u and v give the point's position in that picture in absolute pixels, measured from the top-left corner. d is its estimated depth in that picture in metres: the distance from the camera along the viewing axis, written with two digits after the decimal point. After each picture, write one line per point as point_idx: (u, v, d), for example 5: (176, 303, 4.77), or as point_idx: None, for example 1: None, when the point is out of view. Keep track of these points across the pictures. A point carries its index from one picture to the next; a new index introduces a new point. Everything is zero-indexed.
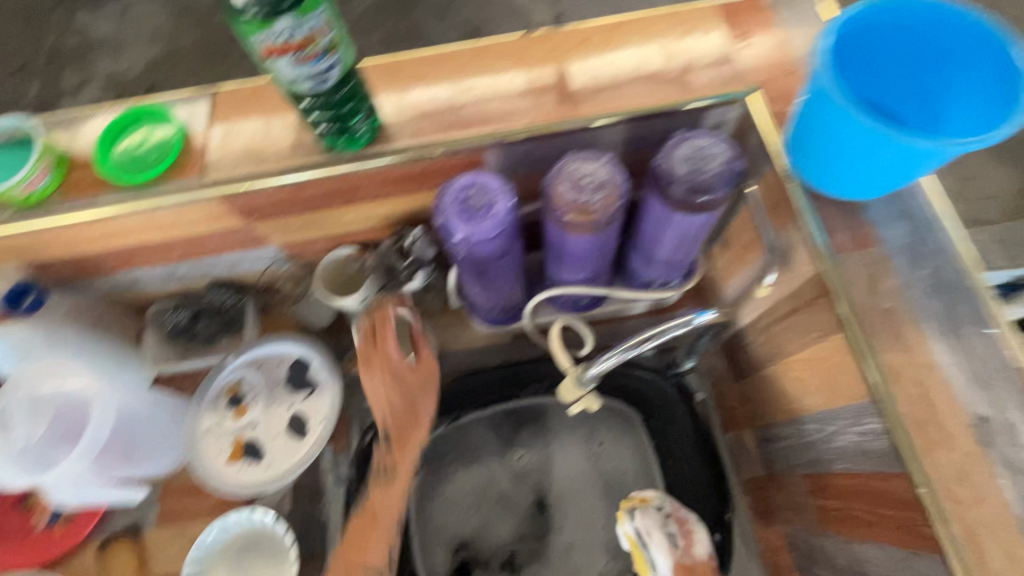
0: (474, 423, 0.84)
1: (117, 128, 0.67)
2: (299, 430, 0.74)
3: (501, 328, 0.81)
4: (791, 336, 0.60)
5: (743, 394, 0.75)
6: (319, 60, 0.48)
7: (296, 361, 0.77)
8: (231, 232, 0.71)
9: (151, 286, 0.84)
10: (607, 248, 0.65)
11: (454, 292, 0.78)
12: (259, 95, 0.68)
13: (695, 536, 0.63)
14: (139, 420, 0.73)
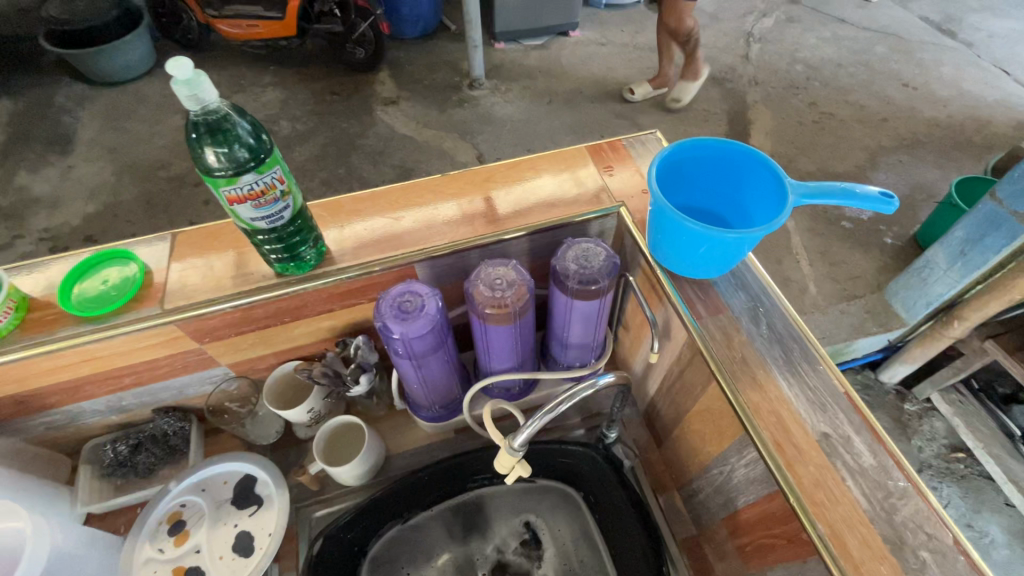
0: (421, 523, 0.88)
1: (80, 271, 0.74)
2: (244, 548, 0.74)
3: (443, 423, 0.87)
4: (685, 393, 0.72)
5: (666, 458, 0.84)
6: (275, 203, 0.60)
7: (243, 478, 0.80)
8: (183, 355, 0.77)
9: (92, 419, 0.85)
10: (526, 337, 0.77)
11: (397, 393, 0.86)
12: (216, 233, 0.78)
13: None
14: (67, 565, 0.69)
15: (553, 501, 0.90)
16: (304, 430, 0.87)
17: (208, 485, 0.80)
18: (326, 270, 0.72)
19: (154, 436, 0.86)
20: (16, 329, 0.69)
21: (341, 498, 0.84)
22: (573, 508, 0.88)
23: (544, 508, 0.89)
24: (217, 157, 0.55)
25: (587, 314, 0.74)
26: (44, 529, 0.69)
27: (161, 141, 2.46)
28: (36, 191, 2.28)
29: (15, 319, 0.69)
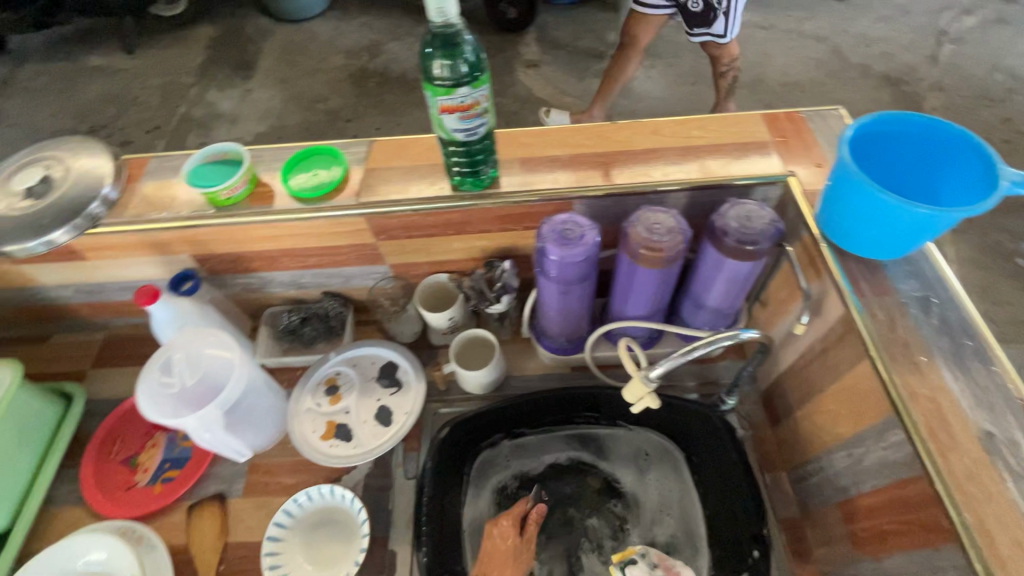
0: (532, 442, 0.93)
1: (296, 159, 0.87)
2: (384, 419, 0.87)
3: (564, 357, 0.93)
4: (824, 372, 0.71)
5: (780, 438, 0.84)
6: (476, 120, 0.67)
7: (387, 364, 0.93)
8: (360, 247, 0.89)
9: (276, 289, 1.01)
10: (667, 288, 0.79)
11: (527, 320, 0.93)
12: (403, 145, 0.88)
13: None
14: (256, 394, 0.85)
15: (662, 458, 0.90)
16: (438, 336, 0.98)
17: (358, 362, 0.94)
18: (495, 191, 0.79)
19: (319, 314, 1.00)
20: (247, 198, 0.84)
21: (462, 402, 0.93)
22: (680, 469, 0.88)
23: (646, 457, 0.90)
24: (443, 69, 0.63)
25: (733, 275, 0.75)
26: (248, 361, 0.81)
27: (325, 76, 2.72)
28: (222, 107, 2.62)
29: (248, 189, 0.84)
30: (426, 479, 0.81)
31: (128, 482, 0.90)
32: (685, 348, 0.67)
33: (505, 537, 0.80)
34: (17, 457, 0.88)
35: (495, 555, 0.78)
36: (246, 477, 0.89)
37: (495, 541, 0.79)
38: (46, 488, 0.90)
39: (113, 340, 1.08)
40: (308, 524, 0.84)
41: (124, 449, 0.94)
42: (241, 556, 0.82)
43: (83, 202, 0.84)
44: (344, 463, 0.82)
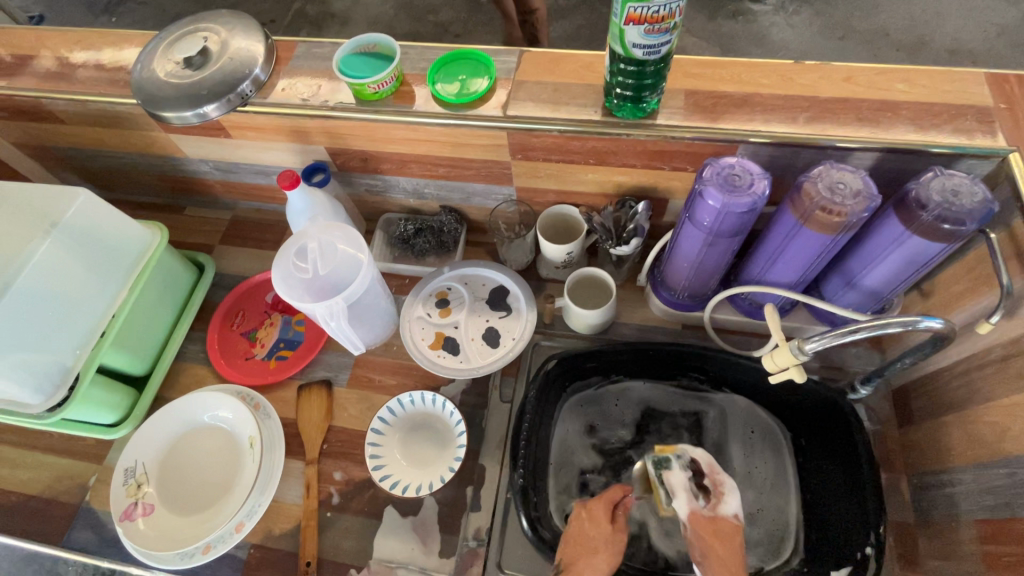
0: (631, 392, 0.91)
1: (442, 62, 0.83)
2: (492, 340, 0.89)
3: (680, 312, 0.89)
4: (1000, 380, 0.62)
5: (908, 439, 0.77)
6: (662, 36, 0.60)
7: (498, 288, 0.93)
8: (492, 164, 0.86)
9: (396, 196, 1.01)
10: (824, 258, 0.72)
11: (648, 269, 0.89)
12: (556, 60, 0.82)
13: (725, 498, 0.72)
14: (374, 294, 0.88)
15: (764, 439, 0.86)
16: (547, 269, 0.97)
17: (470, 281, 0.95)
18: (654, 122, 0.73)
19: (434, 228, 1.00)
20: (391, 96, 0.82)
21: (565, 338, 0.93)
22: (781, 453, 0.85)
23: (741, 430, 0.87)
24: None
25: (909, 258, 0.67)
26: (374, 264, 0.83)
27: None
28: (336, 7, 2.58)
29: (393, 87, 0.81)
30: (527, 413, 0.81)
31: (248, 352, 0.98)
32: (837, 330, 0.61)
33: (598, 526, 0.73)
34: (159, 312, 0.96)
35: (587, 541, 0.72)
36: (352, 370, 0.94)
37: (583, 525, 0.73)
38: (178, 345, 0.99)
39: (239, 222, 1.13)
40: (406, 425, 0.87)
41: (246, 322, 1.01)
42: (343, 441, 0.88)
43: (236, 80, 0.84)
44: (451, 374, 0.86)
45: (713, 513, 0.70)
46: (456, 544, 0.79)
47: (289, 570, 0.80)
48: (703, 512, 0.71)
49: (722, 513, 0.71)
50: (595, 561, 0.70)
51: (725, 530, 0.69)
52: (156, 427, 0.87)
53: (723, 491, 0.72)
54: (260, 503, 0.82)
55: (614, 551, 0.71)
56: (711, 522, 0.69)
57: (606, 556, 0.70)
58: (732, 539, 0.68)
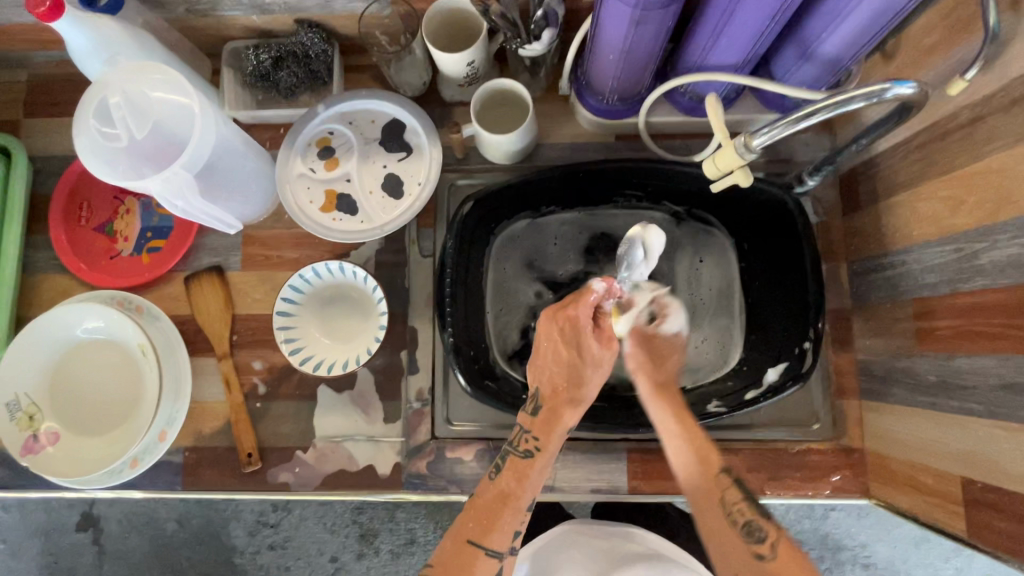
0: (570, 223, 0.83)
1: None
2: (395, 190, 0.73)
3: (610, 121, 0.75)
4: (964, 148, 0.55)
5: (852, 226, 0.73)
6: None
7: (391, 123, 0.75)
8: None
9: (231, 13, 0.75)
10: (777, 24, 0.57)
11: (568, 72, 0.72)
12: None
13: (669, 318, 0.69)
14: (230, 152, 0.69)
15: (710, 253, 0.81)
16: (450, 91, 0.79)
17: (355, 119, 0.75)
18: None
19: (296, 54, 0.76)
20: None
21: (483, 174, 0.79)
22: (727, 265, 0.80)
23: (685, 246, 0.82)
24: None
25: (881, 8, 0.53)
26: (210, 112, 0.62)
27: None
28: None
29: None
30: (448, 265, 0.71)
31: (110, 251, 0.81)
32: (791, 116, 0.50)
33: (575, 347, 0.65)
34: None
35: (558, 367, 0.64)
36: (242, 250, 0.79)
37: (559, 346, 0.64)
38: (18, 253, 0.80)
39: (37, 82, 0.85)
40: (320, 300, 0.78)
41: (96, 215, 0.82)
42: (253, 328, 0.78)
43: None
44: (352, 240, 0.71)
45: (652, 330, 0.69)
46: (400, 408, 0.76)
47: (231, 464, 0.76)
48: (647, 327, 0.68)
49: (665, 330, 0.69)
50: (577, 385, 0.65)
51: (660, 348, 0.69)
52: (25, 351, 0.73)
53: (668, 310, 0.69)
54: (180, 408, 0.75)
55: (594, 368, 0.65)
56: (646, 338, 0.68)
57: (593, 371, 0.64)
58: (667, 357, 0.68)
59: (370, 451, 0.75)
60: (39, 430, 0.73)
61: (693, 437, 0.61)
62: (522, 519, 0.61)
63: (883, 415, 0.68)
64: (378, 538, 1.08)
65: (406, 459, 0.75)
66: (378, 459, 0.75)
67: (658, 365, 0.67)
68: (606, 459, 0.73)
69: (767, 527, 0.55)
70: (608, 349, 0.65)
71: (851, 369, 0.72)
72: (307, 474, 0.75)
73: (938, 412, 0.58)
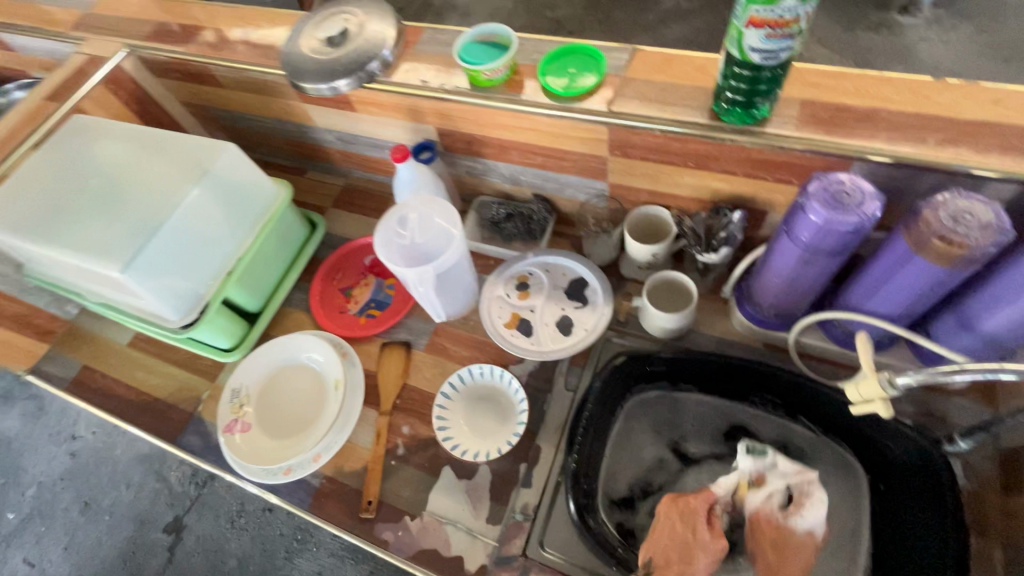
0: (709, 405, 0.89)
1: (554, 56, 0.85)
2: (564, 328, 0.92)
3: (763, 330, 0.87)
4: None
5: (1012, 509, 0.69)
6: (783, 40, 0.60)
7: (578, 280, 0.96)
8: (589, 158, 0.88)
9: (492, 180, 1.06)
10: (934, 294, 0.67)
11: (733, 282, 0.89)
12: (670, 61, 0.81)
13: (806, 510, 0.71)
14: (461, 271, 0.93)
15: (841, 486, 0.80)
16: (631, 270, 0.98)
17: (552, 268, 0.98)
18: (764, 130, 0.71)
19: (524, 215, 1.04)
20: (504, 85, 0.86)
21: (635, 337, 0.93)
22: (856, 500, 0.79)
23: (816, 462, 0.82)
24: None
25: None
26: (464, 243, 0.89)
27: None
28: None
29: (507, 76, 0.85)
30: (587, 404, 0.82)
31: (343, 308, 1.08)
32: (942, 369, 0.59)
33: (691, 522, 0.71)
34: (277, 259, 1.12)
35: (671, 543, 0.70)
36: (430, 336, 1.01)
37: (675, 524, 0.71)
38: (286, 292, 1.13)
39: (349, 188, 1.26)
40: (471, 395, 0.94)
41: (346, 281, 1.12)
42: (414, 399, 0.95)
43: (366, 59, 0.93)
44: (522, 354, 0.90)
45: (783, 520, 0.71)
46: (503, 514, 0.84)
47: (352, 505, 0.89)
48: (775, 516, 0.71)
49: (798, 524, 0.71)
50: (688, 561, 0.69)
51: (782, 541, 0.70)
52: (262, 357, 1.00)
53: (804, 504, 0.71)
54: (337, 441, 0.92)
55: (705, 553, 0.68)
56: (775, 528, 0.71)
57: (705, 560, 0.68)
58: (795, 551, 0.70)
59: (465, 543, 0.82)
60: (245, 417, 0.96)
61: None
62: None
63: None
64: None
65: (493, 564, 0.80)
66: (469, 554, 0.82)
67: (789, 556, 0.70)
68: None
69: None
70: (719, 543, 0.69)
71: None
72: (407, 540, 0.84)
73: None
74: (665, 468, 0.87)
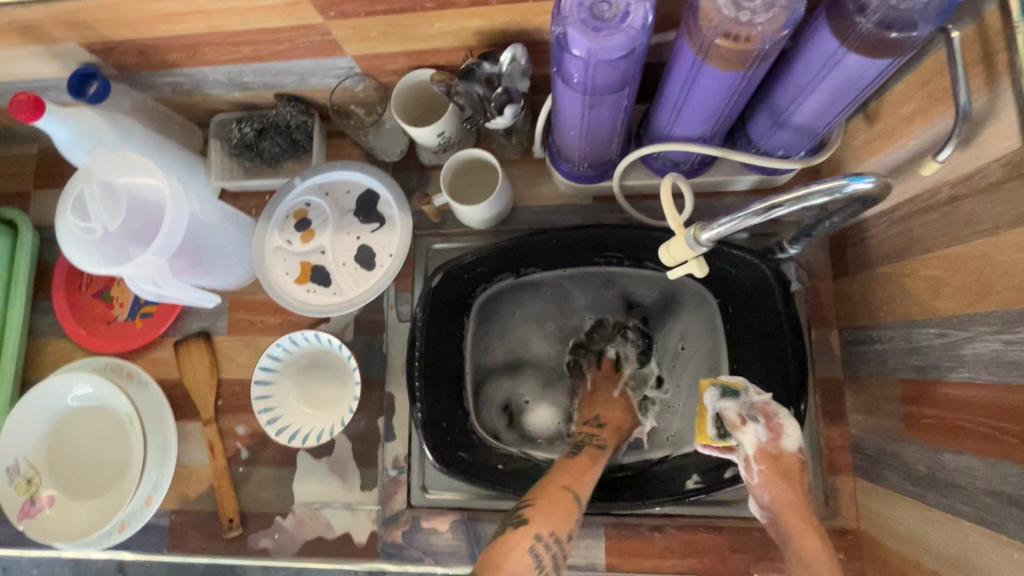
0: (599, 279, 0.82)
1: None
2: (367, 261, 0.72)
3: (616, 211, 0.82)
4: (944, 229, 0.51)
5: (842, 290, 0.69)
6: None
7: (365, 194, 0.75)
8: (358, 45, 0.65)
9: None
10: (732, 102, 0.56)
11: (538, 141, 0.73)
12: None
13: (786, 430, 0.59)
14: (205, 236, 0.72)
15: (702, 321, 0.79)
16: (428, 156, 0.79)
17: (331, 191, 0.75)
18: None
19: (279, 125, 0.78)
20: None
21: (461, 238, 0.79)
22: (712, 328, 0.78)
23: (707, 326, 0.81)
24: None
25: (845, 86, 0.51)
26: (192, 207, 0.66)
27: None
28: None
29: None
30: (416, 375, 0.68)
31: None
32: (763, 204, 0.45)
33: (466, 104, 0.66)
34: None
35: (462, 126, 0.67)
36: (226, 316, 0.82)
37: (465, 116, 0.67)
38: (25, 322, 0.84)
39: None
40: (297, 367, 0.78)
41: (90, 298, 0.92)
42: (237, 392, 0.80)
43: None
44: (324, 313, 0.70)
45: (776, 452, 0.58)
46: (376, 475, 0.76)
47: (216, 527, 0.77)
48: (768, 448, 0.58)
49: (785, 447, 0.58)
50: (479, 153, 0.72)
51: (792, 467, 0.58)
52: (24, 413, 0.75)
53: (781, 423, 0.59)
54: (165, 474, 0.77)
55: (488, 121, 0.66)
56: (775, 462, 0.58)
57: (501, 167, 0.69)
58: (799, 477, 0.58)
59: (346, 518, 0.75)
60: (38, 492, 0.75)
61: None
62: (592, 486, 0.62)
63: (878, 498, 0.63)
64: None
65: (381, 528, 0.74)
66: (354, 527, 0.75)
67: (795, 488, 0.58)
68: (581, 535, 0.71)
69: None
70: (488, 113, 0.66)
71: (844, 444, 0.68)
72: (286, 540, 0.75)
73: (1001, 543, 0.46)
74: (553, 361, 0.84)
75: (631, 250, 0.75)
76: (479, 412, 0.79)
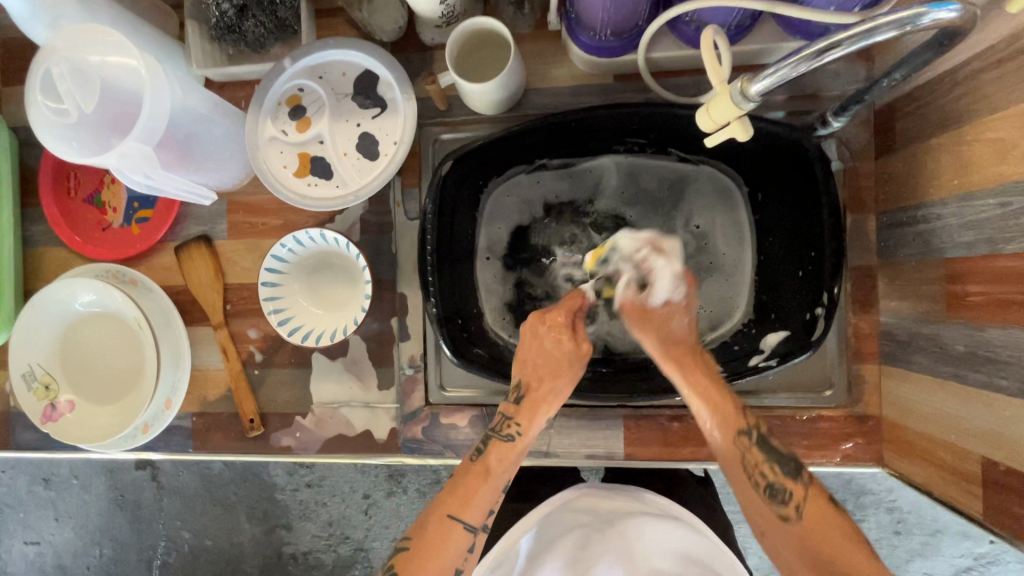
0: (613, 168, 0.75)
1: None
2: (370, 150, 0.67)
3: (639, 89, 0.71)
4: (1018, 81, 0.45)
5: (883, 170, 0.65)
6: None
7: (363, 75, 0.68)
8: None
9: None
10: None
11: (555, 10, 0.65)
12: None
13: (658, 278, 0.62)
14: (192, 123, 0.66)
15: (725, 206, 0.73)
16: (429, 34, 0.71)
17: (325, 73, 0.68)
18: None
19: (260, 1, 0.71)
20: None
21: (469, 126, 0.73)
22: (739, 215, 0.73)
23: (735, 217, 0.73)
24: None
25: None
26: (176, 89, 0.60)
27: None
28: None
29: None
30: (429, 270, 0.65)
31: None
32: (812, 49, 0.40)
33: None
34: None
35: None
36: (225, 218, 0.78)
37: None
38: (17, 231, 0.80)
39: None
40: (303, 269, 0.75)
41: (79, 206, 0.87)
42: (245, 297, 0.77)
43: None
44: (328, 207, 0.66)
45: (643, 300, 0.63)
46: (393, 375, 0.75)
47: (237, 428, 0.78)
48: (637, 298, 0.63)
49: (656, 301, 0.62)
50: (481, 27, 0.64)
51: (655, 315, 0.62)
52: (31, 321, 0.74)
53: (653, 270, 0.63)
54: (181, 378, 0.76)
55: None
56: (637, 308, 0.62)
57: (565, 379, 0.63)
58: (665, 323, 0.61)
59: (366, 416, 0.75)
60: (58, 397, 0.75)
61: (714, 401, 0.56)
62: (497, 498, 0.59)
63: (904, 383, 0.62)
64: (405, 477, 1.04)
65: (401, 425, 0.75)
66: (374, 425, 0.75)
67: (659, 330, 0.61)
68: (600, 427, 0.71)
69: (791, 488, 0.51)
70: None
71: (873, 332, 0.66)
72: (308, 438, 0.76)
73: None
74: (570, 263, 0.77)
75: (656, 132, 0.69)
76: (494, 314, 0.76)
